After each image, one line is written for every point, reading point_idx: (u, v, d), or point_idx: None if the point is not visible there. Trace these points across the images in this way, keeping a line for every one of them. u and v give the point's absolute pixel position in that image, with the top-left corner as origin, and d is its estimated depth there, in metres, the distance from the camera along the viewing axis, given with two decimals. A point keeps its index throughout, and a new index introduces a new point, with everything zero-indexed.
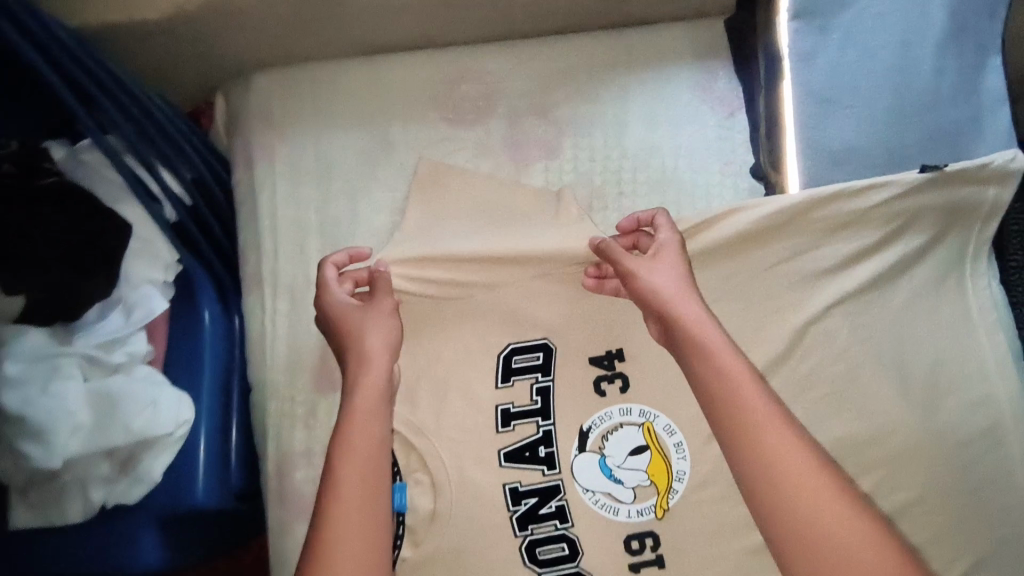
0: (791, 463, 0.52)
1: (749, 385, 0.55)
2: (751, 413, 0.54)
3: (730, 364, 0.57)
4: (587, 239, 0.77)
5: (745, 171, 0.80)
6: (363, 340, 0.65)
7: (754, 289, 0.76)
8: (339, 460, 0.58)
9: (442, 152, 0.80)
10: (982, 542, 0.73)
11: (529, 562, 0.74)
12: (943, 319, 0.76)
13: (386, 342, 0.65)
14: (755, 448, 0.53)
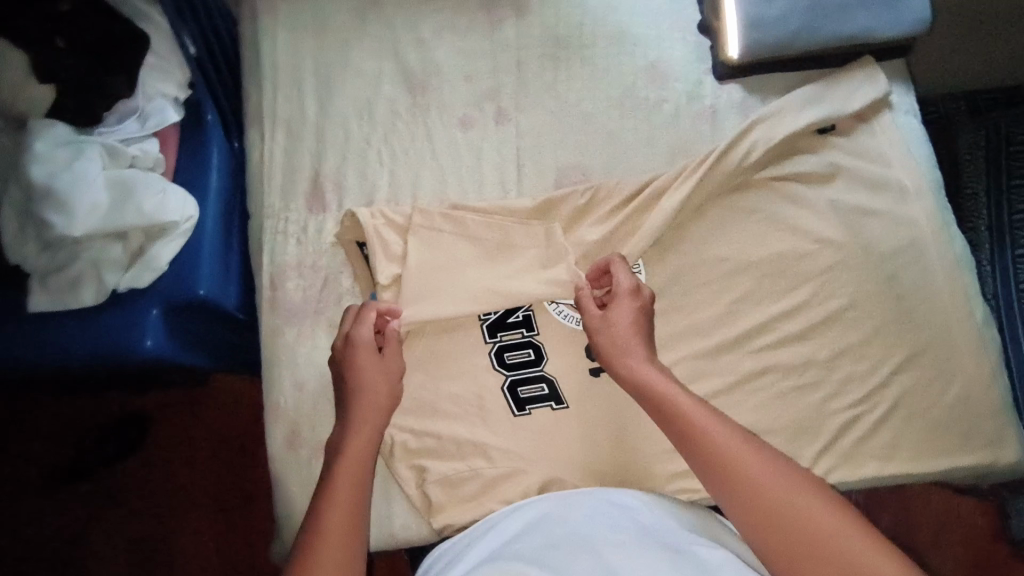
0: (765, 481, 0.56)
1: (711, 426, 0.60)
2: (714, 438, 0.59)
3: (691, 412, 0.62)
4: (549, 89, 0.89)
5: (692, 28, 0.91)
6: (361, 366, 0.73)
7: (692, 129, 0.88)
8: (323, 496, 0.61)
9: (424, 12, 0.91)
10: (907, 342, 0.81)
11: (498, 366, 0.82)
12: (867, 149, 0.86)
13: (370, 389, 0.72)
14: (733, 472, 0.57)
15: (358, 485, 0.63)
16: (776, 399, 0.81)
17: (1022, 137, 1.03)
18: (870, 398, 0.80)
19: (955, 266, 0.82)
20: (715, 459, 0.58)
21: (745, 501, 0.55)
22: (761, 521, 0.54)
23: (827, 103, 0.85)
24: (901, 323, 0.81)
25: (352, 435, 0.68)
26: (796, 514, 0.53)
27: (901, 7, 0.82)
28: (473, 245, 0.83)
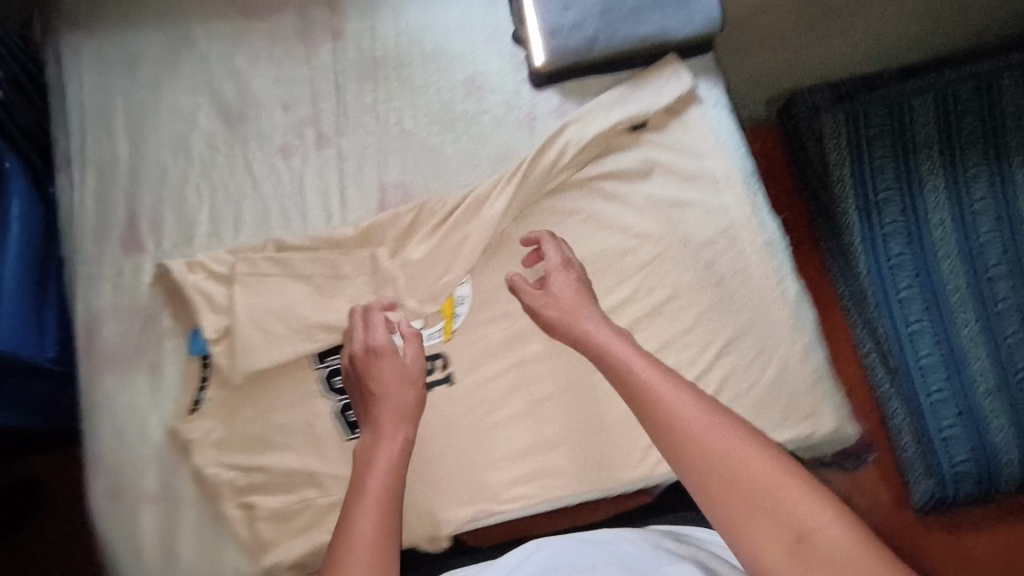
0: (738, 455, 0.53)
1: (684, 414, 0.56)
2: (691, 424, 0.56)
3: (670, 400, 0.58)
4: (368, 112, 0.89)
5: (508, 38, 0.92)
6: (379, 366, 0.73)
7: (513, 138, 0.89)
8: (354, 496, 0.61)
9: (239, 43, 0.90)
10: (727, 328, 0.83)
11: (329, 392, 0.81)
12: (677, 144, 0.89)
13: (389, 381, 0.72)
14: (703, 447, 0.54)
15: (386, 499, 0.60)
16: (605, 396, 0.83)
17: (874, 121, 1.20)
18: (699, 383, 0.82)
19: (767, 249, 0.86)
20: (694, 446, 0.55)
21: (715, 480, 0.53)
22: (738, 514, 0.51)
23: (630, 104, 0.88)
24: (721, 308, 0.83)
25: (377, 441, 0.66)
26: (783, 498, 0.51)
27: (692, 8, 0.86)
28: (305, 284, 0.83)
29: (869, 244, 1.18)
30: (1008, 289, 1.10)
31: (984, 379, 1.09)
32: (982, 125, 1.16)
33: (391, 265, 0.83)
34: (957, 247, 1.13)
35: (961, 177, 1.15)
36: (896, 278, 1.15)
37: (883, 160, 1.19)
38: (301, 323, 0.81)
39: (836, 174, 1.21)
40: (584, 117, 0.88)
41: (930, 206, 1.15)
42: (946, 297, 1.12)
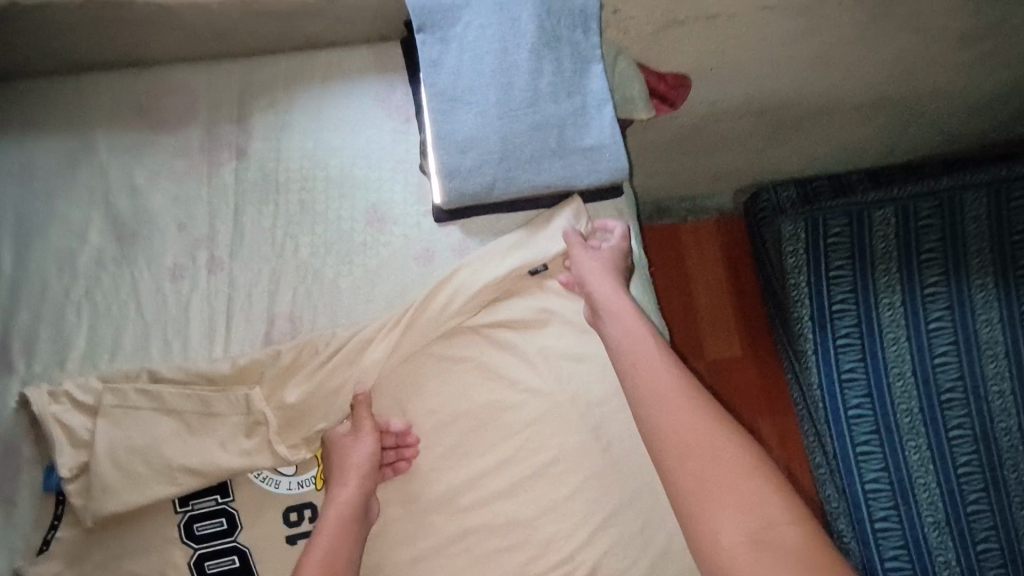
0: (697, 431, 0.62)
1: (681, 409, 0.64)
2: (663, 397, 0.66)
3: (677, 399, 0.65)
4: (266, 238, 0.87)
5: (415, 168, 0.91)
6: (341, 445, 0.79)
7: (411, 276, 0.87)
8: (311, 546, 0.73)
9: (140, 155, 0.89)
10: (609, 495, 0.81)
11: (187, 538, 0.77)
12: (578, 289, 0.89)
13: (357, 460, 0.78)
14: (658, 423, 0.64)
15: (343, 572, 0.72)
16: (480, 563, 0.78)
17: (834, 226, 1.26)
18: (574, 558, 0.79)
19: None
20: (668, 431, 0.63)
21: (681, 450, 0.61)
22: (697, 487, 0.59)
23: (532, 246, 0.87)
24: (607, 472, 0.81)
25: (336, 495, 0.76)
26: (717, 483, 0.59)
27: (596, 157, 0.84)
28: (175, 419, 0.79)
29: (820, 350, 1.23)
30: (959, 415, 1.14)
31: (933, 509, 1.13)
32: (944, 243, 1.20)
33: (265, 408, 0.80)
34: (910, 368, 1.18)
35: (919, 295, 1.19)
36: (848, 395, 1.20)
37: (840, 272, 1.24)
38: (164, 464, 0.77)
39: (794, 273, 1.27)
40: (482, 256, 0.86)
41: (885, 324, 1.20)
42: (896, 420, 1.17)
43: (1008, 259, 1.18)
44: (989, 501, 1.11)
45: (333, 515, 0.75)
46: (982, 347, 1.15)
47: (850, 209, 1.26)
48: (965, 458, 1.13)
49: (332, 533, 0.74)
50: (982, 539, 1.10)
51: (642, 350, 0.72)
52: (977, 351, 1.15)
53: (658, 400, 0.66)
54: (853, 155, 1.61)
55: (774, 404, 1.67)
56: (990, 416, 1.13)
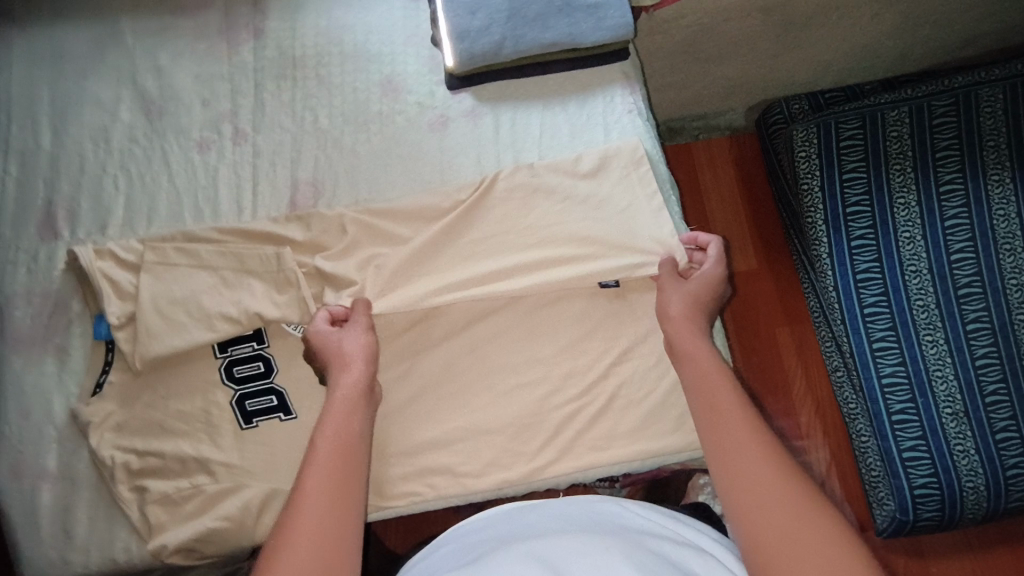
0: (735, 419, 0.65)
1: (720, 384, 0.69)
2: (713, 384, 0.69)
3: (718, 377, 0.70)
4: (288, 111, 0.92)
5: (426, 42, 0.95)
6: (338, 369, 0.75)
7: (427, 143, 0.91)
8: (310, 469, 0.62)
9: (164, 39, 0.94)
10: (624, 335, 0.85)
11: (228, 382, 0.83)
12: (584, 136, 0.91)
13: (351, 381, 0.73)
14: (705, 403, 0.68)
15: (347, 441, 0.65)
16: (502, 398, 0.83)
17: (845, 133, 1.29)
18: (590, 391, 0.83)
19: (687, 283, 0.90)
20: (712, 410, 0.66)
21: (714, 427, 0.65)
22: (723, 451, 0.63)
23: (613, 221, 0.86)
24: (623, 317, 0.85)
25: (331, 416, 0.68)
26: (749, 466, 0.60)
27: (601, 14, 0.87)
28: (212, 275, 0.85)
29: (837, 257, 1.26)
30: (977, 308, 1.18)
31: (950, 400, 1.18)
32: (960, 139, 1.23)
33: (294, 267, 0.83)
34: (927, 265, 1.21)
35: (935, 193, 1.23)
36: (864, 294, 1.23)
37: (854, 174, 1.27)
38: (203, 312, 0.83)
39: (807, 178, 1.30)
40: (535, 179, 0.88)
41: (900, 223, 1.23)
42: (913, 316, 1.21)
43: None
44: (1008, 392, 1.16)
45: (342, 388, 0.72)
46: (1000, 242, 1.19)
47: (862, 112, 1.29)
48: (983, 350, 1.17)
49: (337, 409, 0.69)
50: (1001, 429, 1.16)
51: (687, 339, 0.76)
52: (996, 246, 1.19)
53: (703, 381, 0.70)
54: (864, 60, 1.61)
55: (790, 311, 1.66)
56: (1009, 309, 1.17)
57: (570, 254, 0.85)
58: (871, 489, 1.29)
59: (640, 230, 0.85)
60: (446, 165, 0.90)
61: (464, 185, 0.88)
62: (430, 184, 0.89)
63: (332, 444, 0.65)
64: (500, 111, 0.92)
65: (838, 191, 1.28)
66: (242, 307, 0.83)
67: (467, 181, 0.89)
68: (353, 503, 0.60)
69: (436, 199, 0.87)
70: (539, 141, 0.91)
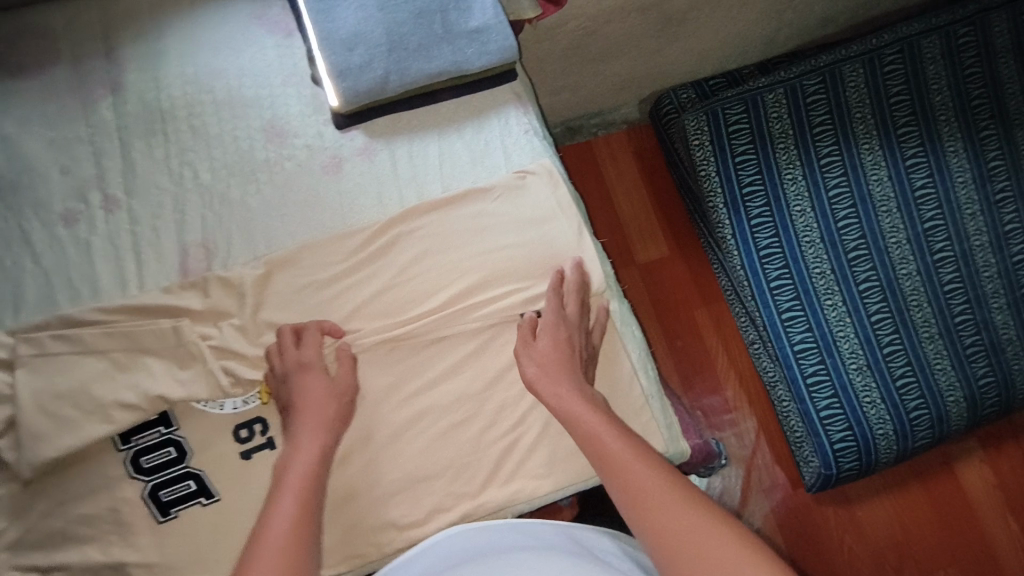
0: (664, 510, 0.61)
1: (631, 463, 0.67)
2: (625, 472, 0.66)
3: (641, 471, 0.66)
4: (164, 171, 0.85)
5: (306, 80, 0.90)
6: (309, 385, 0.77)
7: (324, 190, 0.87)
8: (266, 518, 0.64)
9: (7, 105, 0.84)
10: None
11: (136, 475, 0.76)
12: (484, 162, 0.91)
13: (316, 402, 0.76)
14: (632, 490, 0.65)
15: (318, 462, 0.71)
16: (436, 442, 0.81)
17: (732, 116, 1.34)
18: (524, 421, 0.83)
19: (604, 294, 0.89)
20: (631, 490, 0.64)
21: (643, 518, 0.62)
22: (673, 545, 0.58)
23: (533, 248, 0.87)
24: (575, 380, 0.78)
25: (291, 456, 0.71)
26: (705, 552, 0.56)
27: (483, 39, 0.86)
28: (101, 360, 0.77)
29: (739, 236, 1.31)
30: (866, 270, 1.29)
31: (854, 357, 1.28)
32: (832, 114, 1.32)
33: (201, 344, 0.78)
34: (819, 234, 1.30)
35: (817, 166, 1.31)
36: (768, 270, 1.30)
37: (745, 156, 1.33)
38: (96, 403, 0.75)
39: (702, 160, 1.34)
40: (445, 213, 0.87)
41: (791, 197, 1.31)
42: (813, 284, 1.29)
43: (888, 120, 1.32)
44: (902, 341, 1.28)
45: (308, 404, 0.76)
46: (878, 205, 1.30)
47: (744, 96, 1.34)
48: (878, 306, 1.28)
49: (296, 442, 0.73)
50: (900, 376, 1.27)
51: (579, 412, 0.74)
52: (875, 210, 1.30)
53: (614, 466, 0.67)
54: (739, 47, 1.68)
55: (705, 292, 1.69)
56: (893, 266, 1.28)
57: (492, 286, 0.86)
58: (797, 449, 1.37)
59: (561, 239, 0.88)
60: (346, 208, 0.87)
61: (371, 232, 0.85)
62: (334, 234, 0.85)
63: (305, 466, 0.70)
64: (395, 146, 0.89)
65: (733, 172, 1.33)
66: (140, 392, 0.76)
67: (372, 223, 0.86)
68: (313, 515, 0.66)
69: (343, 252, 0.84)
70: (439, 173, 0.89)
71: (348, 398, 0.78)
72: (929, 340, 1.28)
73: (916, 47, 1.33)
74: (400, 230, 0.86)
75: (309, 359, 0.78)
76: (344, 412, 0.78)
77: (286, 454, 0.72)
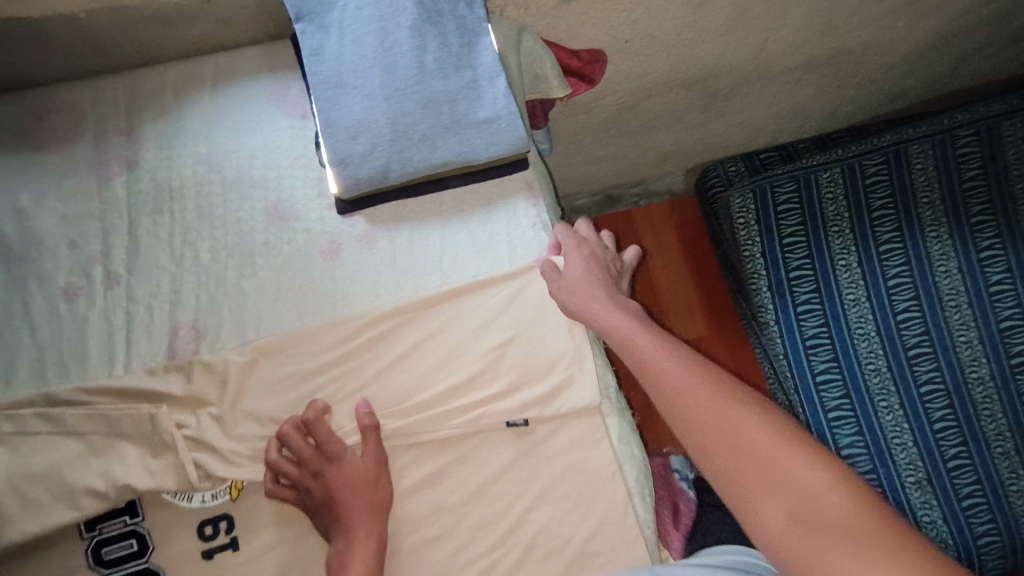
0: (689, 394, 0.63)
1: (659, 354, 0.68)
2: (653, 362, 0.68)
3: (698, 388, 0.63)
4: (165, 250, 0.85)
5: (315, 163, 0.89)
6: (346, 474, 0.75)
7: (318, 275, 0.85)
8: None
9: (29, 179, 0.87)
10: (537, 479, 0.79)
11: (96, 565, 0.74)
12: (487, 254, 0.86)
13: (358, 489, 0.75)
14: (658, 376, 0.66)
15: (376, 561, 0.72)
16: (404, 560, 0.76)
17: (781, 196, 1.24)
18: (504, 543, 0.77)
19: (603, 406, 0.82)
20: (662, 382, 0.65)
21: (671, 403, 0.64)
22: (701, 426, 0.61)
23: (528, 351, 0.82)
24: (609, 296, 0.79)
25: (347, 554, 0.72)
26: (736, 425, 0.59)
27: (492, 129, 0.83)
28: (78, 442, 0.76)
29: (783, 324, 1.21)
30: (929, 370, 1.14)
31: (912, 468, 1.14)
32: (894, 197, 1.20)
33: (174, 433, 0.76)
34: (875, 327, 1.17)
35: (875, 253, 1.19)
36: (814, 362, 1.18)
37: (794, 238, 1.22)
38: (65, 489, 0.74)
39: (746, 245, 1.25)
40: (441, 307, 0.83)
41: (844, 285, 1.19)
42: (866, 382, 1.16)
43: (961, 207, 1.18)
44: (970, 456, 1.12)
45: (353, 491, 0.75)
46: (945, 299, 1.15)
47: (796, 174, 1.25)
48: (942, 414, 1.14)
49: (348, 538, 0.73)
50: (967, 495, 1.12)
51: (625, 326, 0.74)
52: (941, 304, 1.15)
53: (641, 356, 0.69)
54: (792, 121, 1.58)
55: (745, 378, 1.61)
56: (962, 368, 1.13)
57: (481, 389, 0.81)
58: None
59: (558, 343, 0.82)
60: (338, 295, 0.84)
61: (364, 324, 0.82)
62: (323, 322, 0.82)
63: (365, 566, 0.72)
64: (397, 233, 0.86)
65: (780, 254, 1.22)
66: (109, 482, 0.74)
67: (366, 312, 0.82)
68: None
69: (329, 344, 0.81)
70: (439, 264, 0.85)
71: (385, 478, 0.77)
72: (1004, 457, 1.11)
73: (996, 129, 1.20)
74: (391, 324, 0.82)
75: (340, 446, 0.77)
76: (387, 496, 0.76)
77: (342, 552, 0.72)
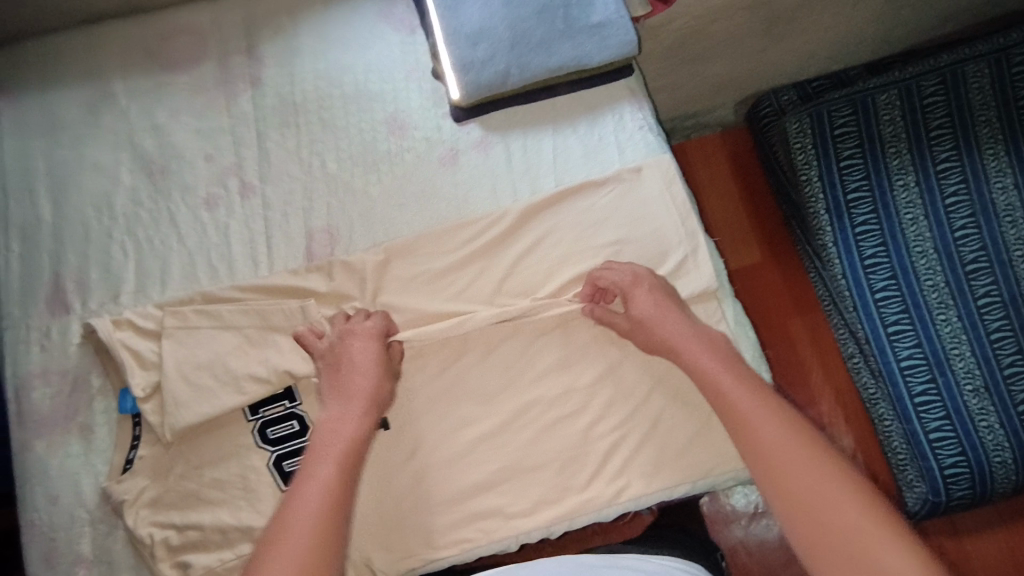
0: (759, 427, 0.63)
1: (722, 372, 0.70)
2: (720, 381, 0.69)
3: (765, 414, 0.64)
4: (293, 160, 0.89)
5: (427, 75, 0.93)
6: (353, 348, 0.76)
7: (442, 185, 0.89)
8: (301, 476, 0.63)
9: (159, 96, 0.91)
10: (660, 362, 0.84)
11: (263, 444, 0.81)
12: (598, 155, 0.90)
13: (363, 361, 0.75)
14: (727, 396, 0.67)
15: (356, 433, 0.69)
16: (544, 435, 0.82)
17: (840, 120, 1.18)
18: (632, 419, 0.83)
19: (717, 293, 0.87)
20: (727, 406, 0.67)
21: (733, 428, 0.66)
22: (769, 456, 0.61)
23: (645, 244, 0.87)
24: (689, 320, 0.78)
25: (336, 414, 0.70)
26: (808, 472, 0.59)
27: (604, 33, 0.86)
28: (236, 335, 0.82)
29: (841, 245, 1.16)
30: (986, 284, 1.10)
31: (970, 375, 1.09)
32: (952, 116, 1.15)
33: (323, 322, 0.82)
34: (932, 244, 1.13)
35: (932, 171, 1.14)
36: (872, 279, 1.14)
37: (851, 160, 1.18)
38: (231, 375, 0.80)
39: (803, 166, 1.20)
40: (561, 206, 0.88)
41: (902, 204, 1.14)
42: (924, 298, 1.12)
43: (1019, 123, 1.13)
44: None
45: (357, 365, 0.74)
46: (1002, 214, 1.11)
47: (852, 97, 1.19)
48: (999, 325, 1.09)
49: (338, 403, 0.72)
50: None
51: (700, 356, 0.73)
52: (998, 219, 1.11)
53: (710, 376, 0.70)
54: None
55: (801, 301, 1.52)
56: (1019, 282, 1.09)
57: None
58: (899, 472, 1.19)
59: (672, 235, 0.87)
60: (462, 197, 0.89)
61: (493, 226, 0.86)
62: (453, 224, 0.87)
63: (347, 434, 0.68)
64: (511, 138, 0.91)
65: (838, 173, 1.18)
66: (269, 369, 0.80)
67: (485, 222, 0.87)
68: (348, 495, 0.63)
69: (459, 244, 0.86)
70: (554, 166, 0.90)
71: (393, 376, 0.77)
72: None
73: None
74: (513, 221, 0.87)
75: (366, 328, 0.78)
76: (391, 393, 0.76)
77: (332, 410, 0.71)
